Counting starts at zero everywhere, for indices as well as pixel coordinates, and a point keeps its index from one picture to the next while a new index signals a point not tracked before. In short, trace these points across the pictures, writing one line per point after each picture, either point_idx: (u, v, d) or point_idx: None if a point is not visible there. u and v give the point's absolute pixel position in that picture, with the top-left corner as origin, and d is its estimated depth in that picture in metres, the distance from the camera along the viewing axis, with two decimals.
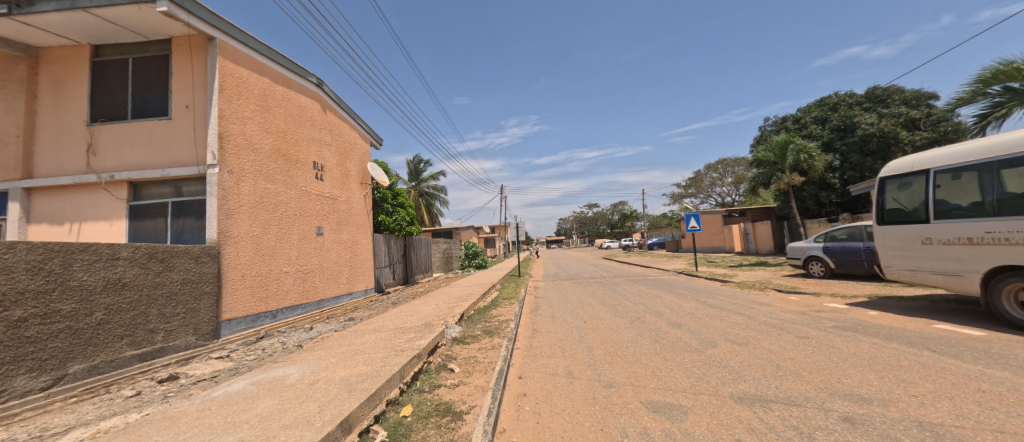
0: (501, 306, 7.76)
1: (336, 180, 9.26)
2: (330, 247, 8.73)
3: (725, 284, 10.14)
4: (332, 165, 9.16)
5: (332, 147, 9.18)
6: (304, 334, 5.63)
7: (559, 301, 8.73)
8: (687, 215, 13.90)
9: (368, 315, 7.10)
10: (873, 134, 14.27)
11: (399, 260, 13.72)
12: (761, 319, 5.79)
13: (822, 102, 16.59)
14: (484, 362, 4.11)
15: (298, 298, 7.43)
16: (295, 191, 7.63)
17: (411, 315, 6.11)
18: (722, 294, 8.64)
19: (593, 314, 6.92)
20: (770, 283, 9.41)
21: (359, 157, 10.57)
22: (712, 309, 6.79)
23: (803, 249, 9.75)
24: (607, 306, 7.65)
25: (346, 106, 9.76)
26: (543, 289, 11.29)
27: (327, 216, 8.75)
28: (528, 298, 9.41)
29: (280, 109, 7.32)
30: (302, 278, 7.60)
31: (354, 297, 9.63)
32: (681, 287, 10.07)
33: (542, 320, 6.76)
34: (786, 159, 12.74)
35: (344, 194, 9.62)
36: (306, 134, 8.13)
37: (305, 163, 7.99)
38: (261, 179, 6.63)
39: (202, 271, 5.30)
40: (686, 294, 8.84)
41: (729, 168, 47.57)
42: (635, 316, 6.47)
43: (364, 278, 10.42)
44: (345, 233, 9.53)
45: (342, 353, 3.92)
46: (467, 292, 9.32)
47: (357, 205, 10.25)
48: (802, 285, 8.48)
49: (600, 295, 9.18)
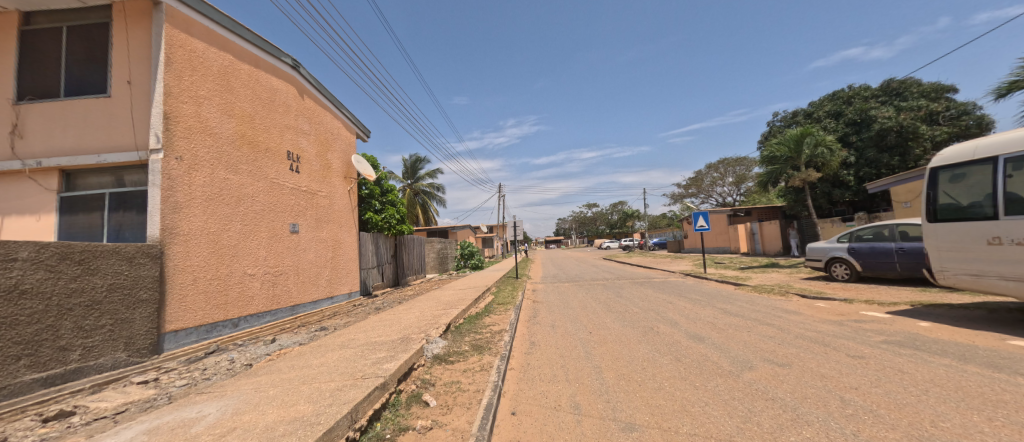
0: (495, 313, 6.95)
1: (315, 173, 8.42)
2: (307, 246, 7.90)
3: (740, 287, 9.34)
4: (311, 157, 8.33)
5: (311, 137, 8.34)
6: (261, 349, 4.79)
7: (559, 307, 7.91)
8: (695, 213, 13.09)
9: (344, 324, 6.26)
10: (892, 127, 13.46)
11: (388, 260, 12.89)
12: (796, 332, 4.98)
13: (835, 96, 15.81)
14: (469, 391, 3.28)
15: (266, 304, 6.59)
16: (264, 183, 6.78)
17: (390, 326, 5.28)
18: (740, 299, 7.84)
19: (600, 323, 6.10)
20: (791, 286, 8.61)
21: (343, 149, 9.73)
22: (734, 318, 5.97)
23: (825, 249, 8.99)
24: (614, 313, 6.84)
25: (327, 92, 8.93)
26: (542, 292, 10.49)
27: (304, 212, 7.91)
28: (526, 303, 8.59)
29: (246, 90, 6.48)
30: (271, 281, 6.76)
31: (335, 301, 8.80)
32: (692, 291, 9.25)
33: (541, 330, 5.95)
34: (801, 154, 11.83)
35: (324, 188, 8.78)
36: (280, 120, 7.30)
37: (277, 153, 7.15)
38: (220, 169, 5.78)
39: (137, 274, 4.47)
40: (699, 299, 8.03)
41: (730, 168, 46.90)
42: (647, 327, 5.64)
43: (348, 280, 9.58)
44: (326, 231, 8.69)
45: (288, 381, 3.09)
46: (459, 296, 8.51)
47: (340, 201, 9.41)
48: (829, 290, 7.68)
49: (604, 301, 8.35)
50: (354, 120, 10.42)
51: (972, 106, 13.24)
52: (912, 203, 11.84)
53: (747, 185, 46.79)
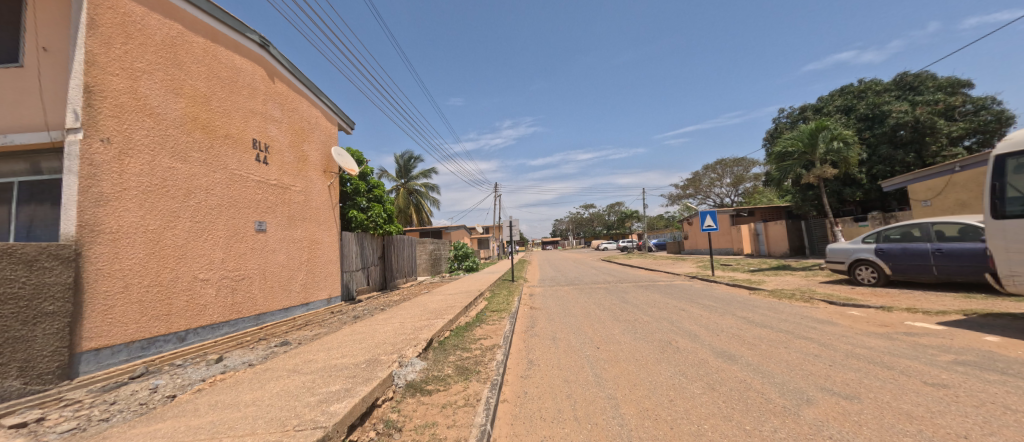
0: (488, 323, 6.13)
1: (288, 165, 7.54)
2: (277, 247, 7.02)
3: (755, 292, 8.58)
4: (284, 147, 7.46)
5: (283, 125, 7.47)
6: (200, 372, 3.92)
7: (560, 315, 7.07)
8: (702, 212, 12.32)
9: (312, 337, 5.40)
10: (909, 122, 12.76)
11: (375, 262, 12.02)
12: (844, 350, 4.19)
13: (845, 91, 15.19)
14: (447, 439, 2.45)
15: (222, 313, 5.72)
16: (223, 174, 5.92)
17: (361, 340, 4.44)
18: (761, 306, 7.06)
19: (609, 336, 5.28)
20: (813, 291, 7.84)
21: (321, 139, 8.85)
22: (763, 330, 5.18)
23: (848, 251, 8.26)
24: (622, 324, 6.03)
25: (303, 77, 8.06)
26: (540, 297, 9.67)
27: (274, 208, 7.03)
28: (522, 310, 7.78)
29: (201, 66, 5.62)
30: (230, 287, 5.89)
31: (311, 308, 7.93)
32: (704, 297, 8.45)
33: (540, 344, 5.14)
34: (816, 149, 11.00)
35: (299, 182, 7.89)
36: (244, 104, 6.45)
37: (239, 140, 6.27)
38: (162, 155, 4.91)
39: (40, 282, 3.58)
40: (714, 306, 7.24)
41: (728, 168, 46.32)
42: (664, 341, 4.83)
43: (327, 284, 8.70)
44: (301, 229, 7.80)
45: (196, 430, 2.26)
46: (448, 302, 7.67)
47: (318, 197, 8.53)
48: (858, 295, 6.92)
49: (610, 308, 7.53)
50: (335, 110, 9.56)
51: (990, 101, 12.75)
52: (932, 201, 11.15)
53: (745, 186, 46.35)
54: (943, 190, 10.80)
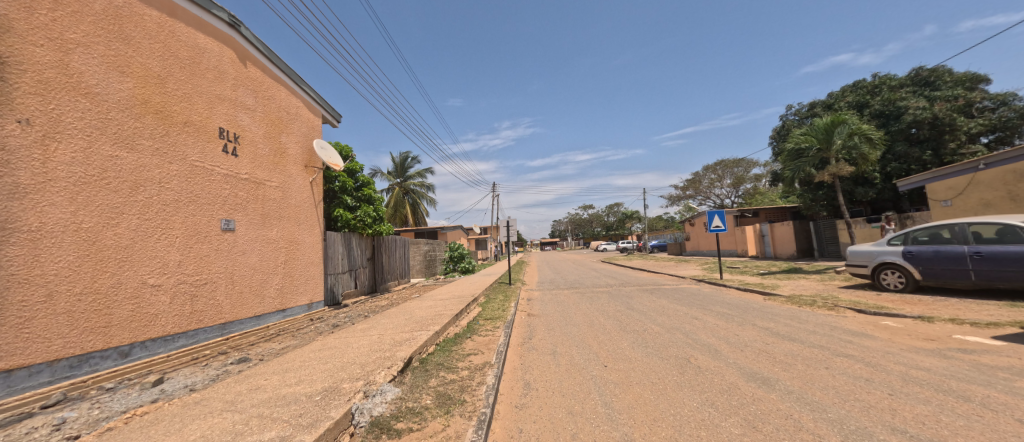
0: (480, 334, 5.48)
1: (262, 158, 6.87)
2: (247, 248, 6.34)
3: (771, 298, 7.94)
4: (257, 138, 6.78)
5: (257, 114, 6.79)
6: (127, 401, 3.27)
7: (560, 324, 6.41)
8: (709, 212, 11.68)
9: (278, 351, 4.73)
10: (927, 118, 12.19)
11: (364, 264, 11.34)
12: (898, 372, 3.53)
13: (857, 87, 14.73)
14: None
15: (177, 324, 5.03)
16: (182, 166, 5.26)
17: (328, 359, 3.77)
18: (781, 314, 6.41)
19: (617, 351, 4.61)
20: (835, 297, 7.21)
21: (302, 132, 8.17)
22: (793, 345, 4.52)
23: (871, 253, 7.64)
24: (631, 336, 5.36)
25: (281, 63, 7.39)
26: (538, 302, 9.04)
27: (244, 206, 6.35)
28: (519, 317, 7.13)
29: (154, 43, 4.95)
30: (188, 293, 5.21)
31: (288, 315, 7.25)
32: (716, 303, 7.81)
33: (538, 360, 4.48)
34: (832, 145, 10.32)
35: (276, 177, 7.21)
36: (209, 89, 5.77)
37: (202, 129, 5.59)
38: (101, 142, 4.24)
39: None
40: (730, 314, 6.59)
41: (728, 169, 45.79)
42: (683, 359, 4.17)
43: (307, 288, 8.01)
44: (277, 229, 7.11)
45: None
46: (437, 308, 7.01)
47: (298, 194, 7.85)
48: (889, 303, 6.29)
49: (615, 316, 6.87)
50: (319, 101, 8.89)
51: (1010, 97, 12.22)
52: (953, 201, 10.55)
53: (746, 186, 45.83)
54: (965, 189, 10.20)
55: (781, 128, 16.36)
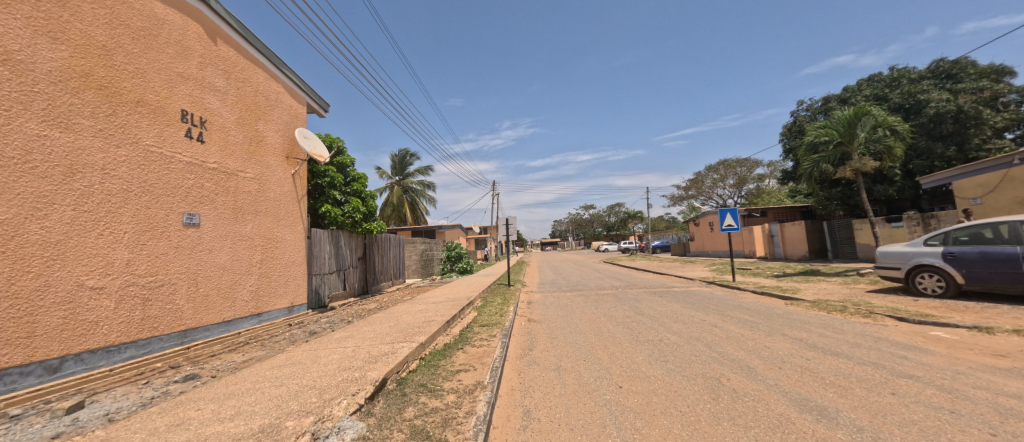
0: (473, 344, 4.81)
1: (235, 146, 6.20)
2: (214, 246, 5.67)
3: (794, 303, 7.25)
4: (229, 124, 6.11)
5: (228, 98, 6.13)
6: (24, 435, 2.62)
7: (564, 332, 5.74)
8: (721, 210, 10.99)
9: (237, 365, 4.06)
10: (950, 112, 11.54)
11: (354, 264, 10.64)
12: (984, 400, 2.86)
13: (873, 81, 14.09)
14: None
15: (124, 332, 4.37)
16: (135, 151, 4.60)
17: (284, 379, 3.10)
18: (811, 322, 5.73)
19: (632, 368, 3.92)
20: (868, 303, 6.52)
21: (283, 119, 7.52)
22: (839, 362, 3.85)
23: (905, 255, 6.97)
24: (646, 348, 4.68)
25: (259, 43, 6.74)
26: (539, 305, 8.37)
27: (211, 198, 5.68)
28: (518, 323, 6.46)
29: (97, 7, 4.29)
30: (139, 296, 4.54)
31: (263, 320, 6.58)
32: (734, 309, 7.11)
33: (539, 378, 3.80)
34: (855, 138, 9.63)
35: (251, 168, 6.54)
36: (169, 66, 5.11)
37: (159, 110, 4.93)
38: (24, 119, 3.58)
39: None
40: (753, 321, 5.91)
41: (731, 168, 45.01)
42: (713, 380, 3.48)
43: (287, 290, 7.34)
44: (251, 225, 6.44)
45: None
46: (427, 313, 6.32)
47: (277, 187, 7.18)
48: (933, 311, 5.61)
49: (624, 322, 6.20)
50: (304, 88, 8.24)
51: None
52: (984, 199, 9.85)
53: (749, 187, 45.07)
54: (998, 186, 9.51)
55: (793, 124, 15.67)
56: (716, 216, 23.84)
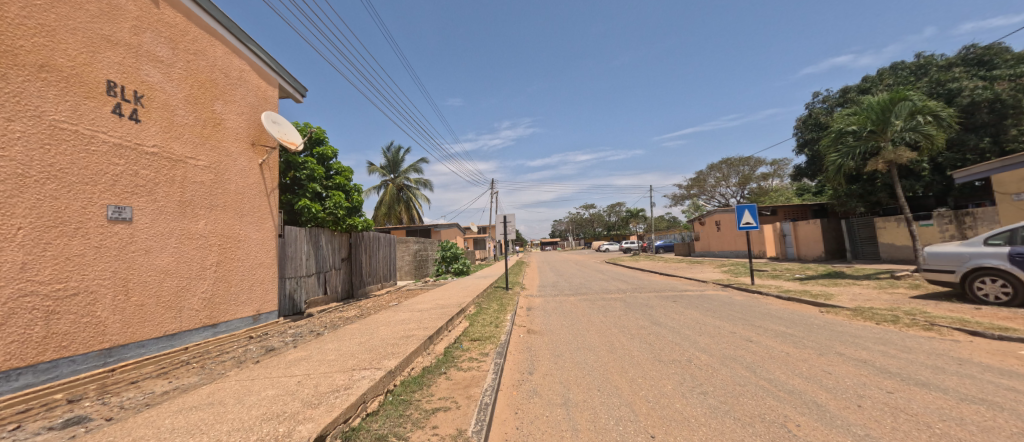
0: (460, 367, 3.88)
1: (184, 128, 5.28)
2: (153, 247, 4.75)
3: (832, 312, 6.34)
4: (176, 102, 5.19)
5: (175, 72, 5.20)
6: None
7: (570, 348, 4.82)
8: (739, 207, 10.07)
9: (148, 400, 3.13)
10: (986, 100, 10.91)
11: (336, 266, 9.70)
12: None
13: (896, 69, 13.30)
14: None
15: (16, 355, 3.42)
16: (38, 127, 3.68)
17: (179, 435, 2.18)
18: (865, 337, 4.82)
19: (663, 404, 3.01)
20: (923, 311, 5.60)
21: (248, 101, 6.59)
22: (933, 397, 2.94)
23: (957, 256, 6.08)
24: (673, 373, 3.77)
25: (215, 10, 5.82)
26: (540, 312, 7.46)
27: (149, 189, 4.75)
28: (515, 336, 5.52)
29: None
30: (39, 311, 3.60)
31: (219, 331, 5.66)
32: (764, 317, 6.20)
33: (545, 418, 2.88)
34: (890, 126, 8.77)
35: (205, 155, 5.61)
36: (88, 26, 4.18)
37: (74, 79, 4.01)
38: None
39: None
40: (793, 335, 5.01)
41: (734, 168, 44.13)
42: (779, 428, 2.56)
43: (252, 296, 6.42)
44: (204, 221, 5.52)
45: None
46: (409, 324, 5.38)
47: (239, 178, 6.25)
48: (1011, 324, 4.70)
49: (640, 335, 5.30)
50: (275, 68, 7.32)
51: None
52: None
53: (751, 186, 44.24)
54: None
55: (809, 117, 14.81)
56: (723, 215, 22.91)
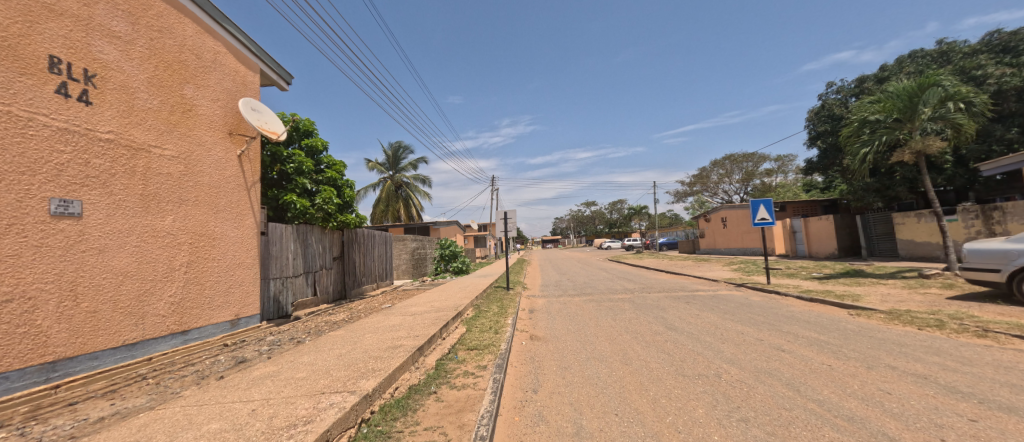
0: (453, 385, 3.33)
1: (146, 113, 4.72)
2: (108, 246, 4.20)
3: (864, 315, 5.78)
4: (138, 84, 4.64)
5: (135, 50, 4.64)
6: None
7: (580, 358, 4.29)
8: (753, 202, 9.51)
9: (75, 431, 2.60)
10: (1013, 88, 10.53)
11: (327, 266, 9.15)
12: None
13: (916, 57, 12.79)
14: None
15: None
16: None
17: None
18: (913, 346, 4.26)
19: (698, 437, 2.46)
20: (969, 315, 5.05)
21: (225, 87, 6.04)
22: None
23: (1003, 254, 5.53)
24: (703, 391, 3.22)
25: None
26: (542, 315, 6.94)
27: (103, 180, 4.21)
28: (517, 343, 4.99)
29: None
30: None
31: (190, 339, 5.14)
32: (790, 321, 5.65)
33: None
34: (918, 115, 8.24)
35: (173, 144, 5.06)
36: None
37: (6, 52, 3.46)
38: None
39: None
40: (828, 343, 4.47)
41: (737, 164, 43.49)
42: None
43: (230, 299, 5.89)
44: (171, 217, 4.98)
45: None
46: (399, 331, 4.85)
47: (213, 170, 5.70)
48: None
49: (656, 342, 4.77)
50: (256, 51, 6.76)
51: None
52: None
53: (755, 182, 43.60)
54: None
55: (822, 109, 14.35)
56: (729, 211, 22.32)
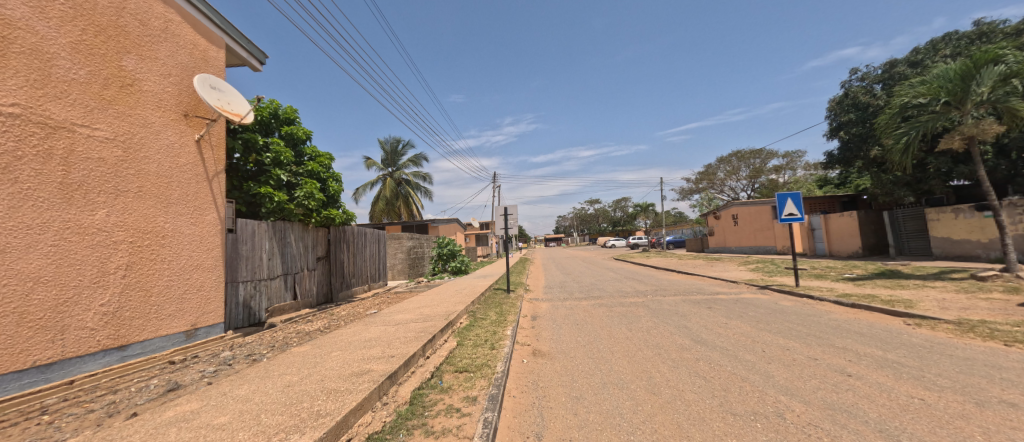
0: (432, 429, 2.50)
1: (68, 85, 3.91)
2: (11, 245, 3.38)
3: (926, 325, 4.90)
4: (57, 49, 3.81)
5: (53, 8, 3.82)
6: None
7: (595, 384, 3.44)
8: (779, 196, 8.62)
9: None
10: None
11: (310, 267, 8.35)
12: None
13: (951, 39, 11.82)
14: None
15: None
16: None
17: None
18: (1015, 370, 3.38)
19: None
20: None
21: (177, 61, 5.21)
22: None
23: None
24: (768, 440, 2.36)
25: None
26: (546, 324, 6.09)
27: (5, 164, 3.38)
28: (516, 362, 4.16)
29: None
30: None
31: (128, 355, 4.34)
32: (840, 334, 4.78)
33: None
34: (970, 96, 7.33)
35: (107, 124, 4.25)
36: None
37: None
38: None
39: None
40: (902, 364, 3.60)
41: (745, 160, 42.36)
42: None
43: (185, 306, 5.09)
44: (104, 211, 4.16)
45: None
46: (374, 348, 4.00)
47: (163, 157, 4.89)
48: None
49: (685, 361, 3.92)
50: (220, 22, 5.94)
51: None
52: None
53: (763, 179, 42.48)
54: None
55: (845, 97, 13.50)
56: (740, 208, 21.39)
